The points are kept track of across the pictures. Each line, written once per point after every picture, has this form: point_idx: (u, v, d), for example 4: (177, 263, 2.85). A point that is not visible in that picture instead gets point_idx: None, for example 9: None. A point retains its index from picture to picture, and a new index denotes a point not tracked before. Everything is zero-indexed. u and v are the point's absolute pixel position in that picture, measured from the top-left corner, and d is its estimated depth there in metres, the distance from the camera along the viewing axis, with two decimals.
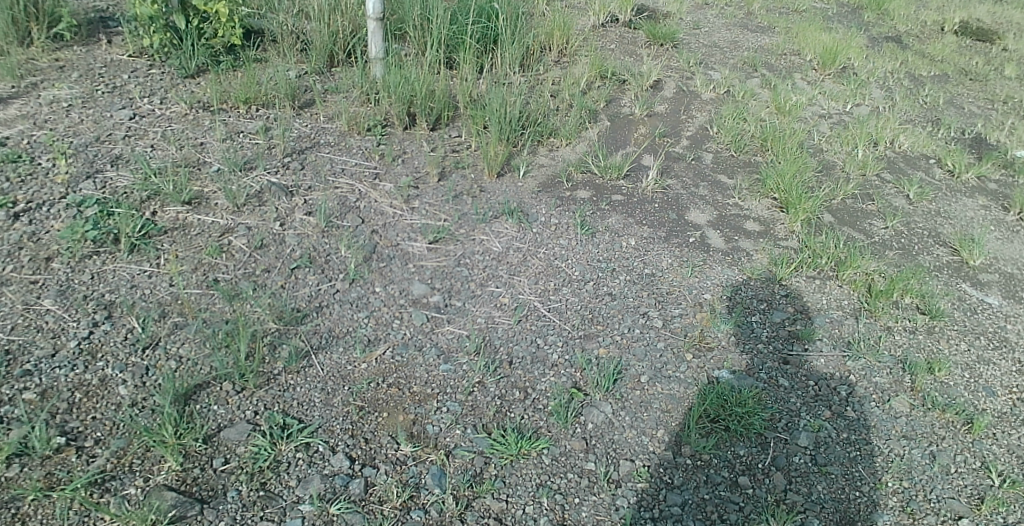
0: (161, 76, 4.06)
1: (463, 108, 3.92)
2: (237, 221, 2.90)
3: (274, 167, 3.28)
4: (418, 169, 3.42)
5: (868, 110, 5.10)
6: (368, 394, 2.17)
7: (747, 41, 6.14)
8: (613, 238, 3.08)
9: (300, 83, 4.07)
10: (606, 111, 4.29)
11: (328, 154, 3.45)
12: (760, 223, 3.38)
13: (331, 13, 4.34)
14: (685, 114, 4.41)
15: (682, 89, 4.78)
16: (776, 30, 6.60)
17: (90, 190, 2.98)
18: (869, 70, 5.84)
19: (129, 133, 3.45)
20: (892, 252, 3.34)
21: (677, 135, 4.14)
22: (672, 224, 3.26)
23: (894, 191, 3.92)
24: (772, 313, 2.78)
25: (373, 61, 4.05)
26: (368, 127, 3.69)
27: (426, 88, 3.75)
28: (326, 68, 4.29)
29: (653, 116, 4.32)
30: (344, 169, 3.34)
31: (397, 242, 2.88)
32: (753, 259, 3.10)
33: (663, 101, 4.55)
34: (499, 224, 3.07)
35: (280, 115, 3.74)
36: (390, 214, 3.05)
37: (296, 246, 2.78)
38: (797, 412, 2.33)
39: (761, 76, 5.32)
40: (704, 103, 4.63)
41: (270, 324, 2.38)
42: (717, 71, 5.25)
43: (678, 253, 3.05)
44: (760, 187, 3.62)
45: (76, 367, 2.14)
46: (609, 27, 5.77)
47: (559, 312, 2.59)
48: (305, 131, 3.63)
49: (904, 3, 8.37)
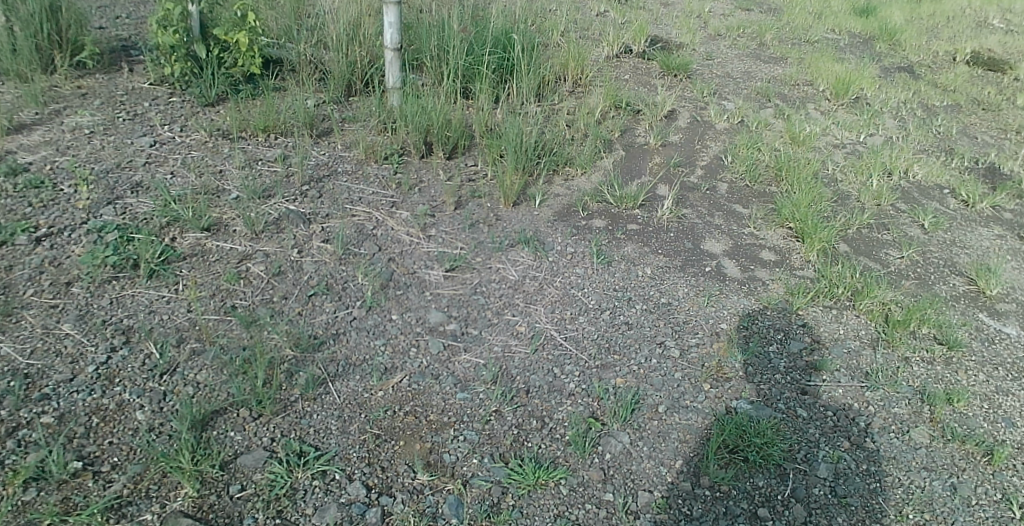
0: (181, 104, 4.15)
1: (479, 138, 3.97)
2: (255, 248, 2.93)
3: (292, 194, 3.31)
4: (435, 198, 3.45)
5: (882, 140, 5.12)
6: (385, 422, 2.16)
7: (760, 71, 6.20)
8: (629, 267, 3.08)
9: (318, 112, 4.13)
10: (619, 141, 4.32)
11: (346, 182, 3.49)
12: (776, 253, 3.37)
13: (349, 43, 4.41)
14: (698, 144, 4.44)
15: (695, 119, 4.82)
16: (788, 61, 6.69)
17: (110, 216, 3.03)
18: (881, 101, 5.88)
19: (150, 160, 3.51)
20: (907, 281, 3.32)
21: (692, 164, 4.16)
22: (688, 254, 3.26)
23: (908, 221, 3.91)
24: (790, 343, 2.75)
25: (391, 90, 4.12)
26: (385, 156, 3.76)
27: (443, 117, 3.81)
28: (344, 97, 4.35)
29: (667, 146, 4.35)
30: (361, 197, 3.37)
31: (414, 269, 2.89)
32: (769, 288, 3.09)
33: (677, 131, 4.59)
34: (515, 252, 3.08)
35: (299, 143, 3.79)
36: (407, 242, 3.07)
37: (314, 274, 2.81)
38: (817, 443, 2.30)
39: (774, 106, 5.36)
40: (717, 133, 4.66)
41: (288, 350, 2.38)
42: (731, 101, 5.29)
43: (694, 282, 3.04)
44: (775, 217, 3.63)
45: (94, 391, 2.15)
46: (624, 58, 5.85)
47: (575, 341, 2.58)
48: (323, 160, 3.67)
49: (915, 34, 8.46)
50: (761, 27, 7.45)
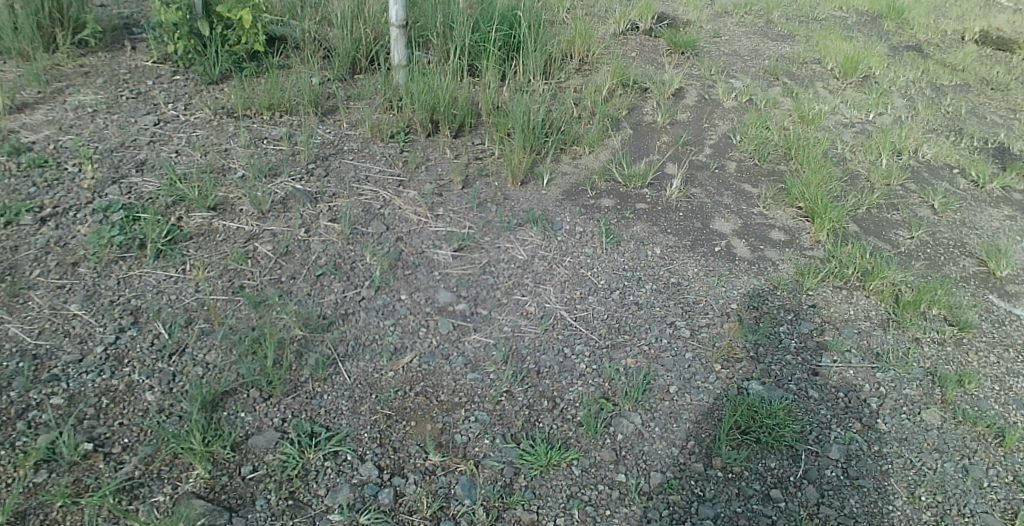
0: (185, 82, 4.11)
1: (486, 116, 3.93)
2: (262, 227, 2.91)
3: (298, 173, 3.28)
4: (442, 177, 3.42)
5: (892, 119, 5.07)
6: (396, 402, 2.15)
7: (768, 49, 6.12)
8: (638, 246, 3.06)
9: (323, 90, 4.09)
10: (627, 120, 4.27)
11: (352, 161, 3.46)
12: (785, 233, 3.35)
13: (353, 19, 4.35)
14: (707, 123, 4.39)
15: (703, 97, 4.76)
16: (795, 39, 6.61)
17: (115, 195, 3.01)
18: (890, 80, 5.82)
19: (154, 139, 3.48)
20: (918, 262, 3.30)
21: (700, 143, 4.12)
22: (697, 233, 3.23)
23: (918, 200, 3.87)
24: (800, 323, 2.73)
25: (396, 67, 4.08)
26: (391, 134, 3.72)
27: (449, 95, 3.77)
28: (349, 75, 4.30)
29: (675, 125, 4.30)
30: (367, 176, 3.34)
31: (422, 249, 2.87)
32: (779, 268, 3.07)
33: (685, 109, 4.54)
34: (524, 232, 3.05)
35: (304, 121, 3.75)
36: (415, 222, 3.05)
37: (321, 253, 2.79)
38: (829, 424, 2.29)
39: (783, 84, 5.30)
40: (726, 111, 4.61)
41: (297, 330, 2.37)
42: (739, 79, 5.23)
43: (704, 262, 3.02)
44: (785, 196, 3.59)
45: (104, 372, 2.14)
46: (630, 35, 5.77)
47: (586, 321, 2.56)
48: (329, 138, 3.64)
49: (923, 12, 8.37)
50: (769, 4, 7.36)
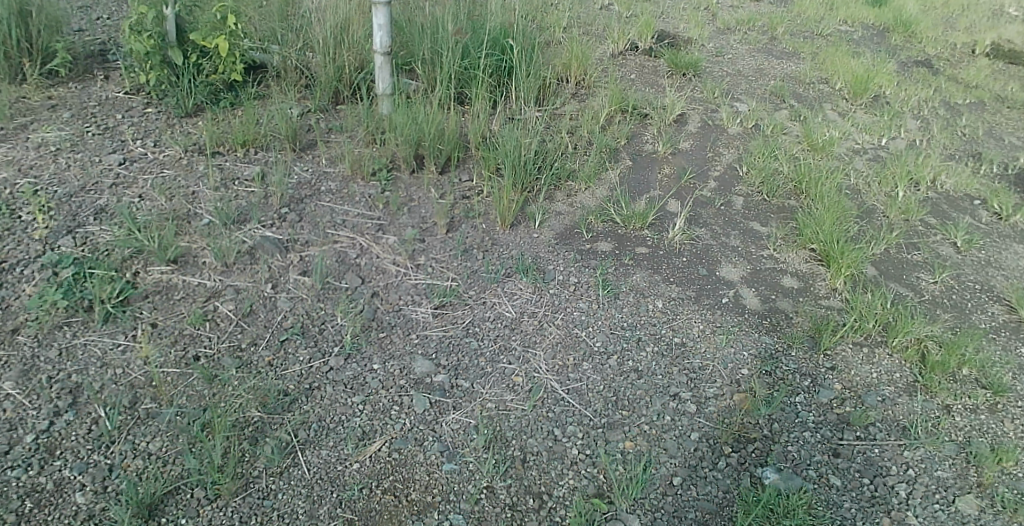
0: (156, 115, 3.88)
1: (474, 149, 3.67)
2: (224, 283, 2.67)
3: (269, 218, 3.03)
4: (425, 220, 3.15)
5: (905, 144, 4.80)
6: (360, 503, 1.89)
7: (774, 67, 5.86)
8: (638, 299, 2.79)
9: (302, 122, 3.85)
10: (626, 149, 4.01)
11: (329, 203, 3.19)
12: (799, 279, 3.10)
13: (335, 44, 4.10)
14: (711, 152, 4.13)
15: (707, 123, 4.50)
16: (801, 56, 6.36)
17: (69, 247, 2.78)
18: (902, 100, 5.56)
19: (117, 182, 3.25)
20: (943, 311, 3.03)
21: (705, 175, 3.85)
22: (702, 282, 2.96)
23: (939, 237, 3.61)
24: (818, 392, 2.49)
25: (381, 96, 3.87)
26: (373, 172, 3.45)
27: (435, 129, 3.51)
28: (330, 105, 4.06)
29: (678, 155, 4.04)
30: (344, 220, 3.08)
31: (400, 306, 2.61)
32: (793, 323, 2.83)
33: (688, 137, 4.28)
34: (512, 283, 2.78)
35: (279, 158, 3.51)
36: (393, 273, 2.78)
37: (287, 313, 2.54)
38: (855, 520, 2.01)
39: (790, 107, 5.04)
40: (731, 138, 4.35)
41: (253, 411, 2.12)
42: (744, 102, 4.97)
43: (710, 317, 2.76)
44: (797, 237, 3.34)
45: (32, 468, 1.90)
46: (629, 55, 5.50)
47: (579, 394, 2.30)
48: (306, 177, 3.39)
49: (931, 25, 8.12)
50: (772, 20, 7.11)
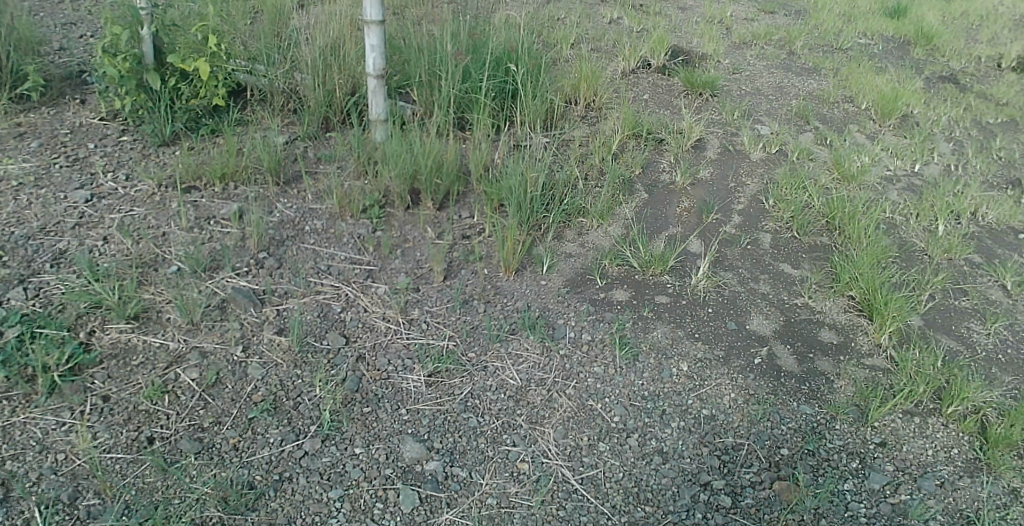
0: (132, 144, 3.58)
1: (476, 181, 3.35)
2: (190, 344, 2.36)
3: (246, 265, 2.72)
4: (420, 263, 2.82)
5: (940, 170, 4.47)
6: None
7: (794, 85, 5.54)
8: (660, 360, 2.46)
9: (288, 153, 3.55)
10: (642, 179, 3.67)
11: (313, 245, 2.88)
12: (838, 333, 2.77)
13: (325, 64, 3.78)
14: (733, 181, 3.80)
15: (727, 147, 4.17)
16: (822, 72, 6.03)
17: (18, 301, 2.47)
18: (931, 120, 5.23)
19: (82, 221, 2.95)
20: (1002, 370, 2.69)
21: (728, 208, 3.52)
22: (731, 339, 2.63)
23: (989, 279, 3.26)
24: (869, 476, 2.17)
25: (375, 122, 3.58)
26: (363, 208, 3.12)
27: (432, 160, 3.18)
28: (320, 132, 3.75)
29: (697, 184, 3.71)
30: (329, 265, 2.76)
31: (388, 373, 2.29)
32: (835, 388, 2.51)
33: (707, 164, 3.95)
34: (517, 343, 2.46)
35: (262, 194, 3.20)
36: (382, 331, 2.46)
37: (260, 382, 2.23)
38: None
39: (814, 129, 4.71)
40: (753, 165, 4.02)
41: (211, 511, 1.81)
42: (765, 124, 4.64)
43: (741, 383, 2.44)
44: (833, 283, 3.01)
45: None
46: (642, 73, 5.14)
47: (594, 485, 1.98)
48: (290, 214, 3.07)
49: (953, 38, 7.79)
50: (790, 33, 6.79)
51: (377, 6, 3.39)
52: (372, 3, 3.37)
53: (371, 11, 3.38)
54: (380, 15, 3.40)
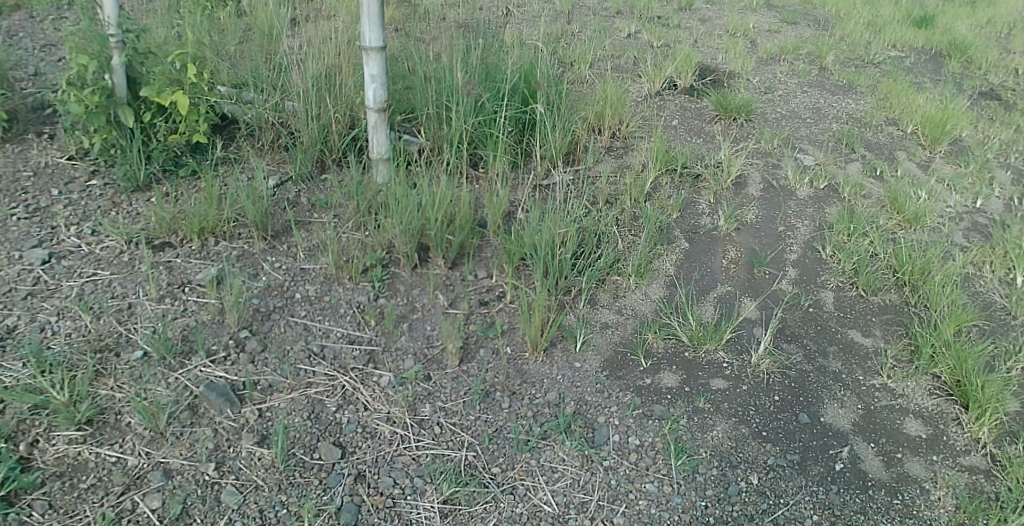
0: (102, 189, 3.16)
1: (492, 233, 2.91)
2: (153, 460, 1.94)
3: (224, 349, 2.29)
4: (430, 341, 2.39)
5: (1004, 204, 4.02)
6: None
7: (831, 106, 5.09)
8: (724, 472, 2.02)
9: (278, 199, 3.12)
10: (680, 224, 3.23)
11: (305, 319, 2.45)
12: (927, 425, 2.34)
13: (319, 95, 3.35)
14: (782, 224, 3.35)
15: (770, 183, 3.72)
16: (858, 90, 5.59)
17: None
18: (984, 145, 4.78)
19: (36, 289, 2.53)
20: None
21: (781, 259, 3.07)
22: (804, 438, 2.19)
23: None
24: None
25: (376, 161, 3.16)
26: (363, 268, 2.68)
27: (442, 211, 2.75)
28: (315, 172, 3.32)
29: (743, 230, 3.26)
30: (323, 347, 2.33)
31: (394, 500, 1.85)
32: (934, 501, 2.07)
33: (751, 203, 3.50)
34: (549, 452, 2.02)
35: (246, 252, 2.77)
36: (386, 437, 2.03)
37: (235, 515, 1.80)
38: None
39: (861, 158, 4.26)
40: (802, 204, 3.57)
41: None
42: (807, 152, 4.19)
43: (824, 500, 2.00)
44: (914, 359, 2.58)
45: None
46: (668, 95, 4.71)
47: None
48: (278, 278, 2.64)
49: (989, 49, 7.34)
50: (820, 46, 6.35)
51: (377, 31, 2.97)
52: (371, 28, 2.95)
53: (371, 37, 2.96)
54: (380, 41, 2.98)
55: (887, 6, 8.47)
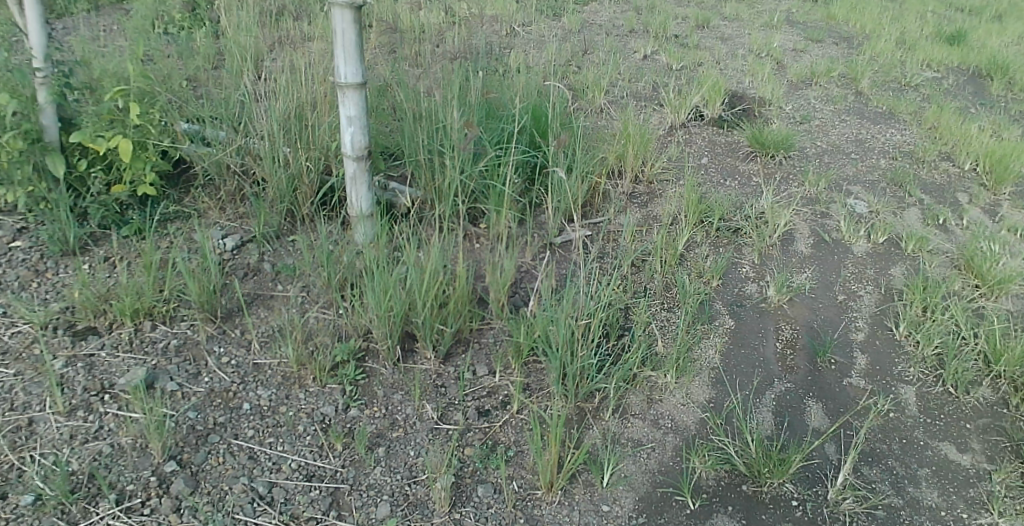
0: (27, 250, 2.63)
1: (493, 315, 2.37)
2: None
3: (143, 492, 1.76)
4: (413, 474, 1.85)
5: None
6: None
7: (875, 137, 4.54)
8: None
9: (236, 270, 2.59)
10: (722, 294, 2.68)
11: (253, 442, 1.91)
12: None
13: (289, 141, 2.83)
14: (843, 292, 2.80)
15: (821, 237, 3.17)
16: (901, 117, 5.03)
17: None
18: None
19: None
20: None
21: (847, 342, 2.52)
22: None
23: None
24: None
25: (357, 217, 2.63)
26: (333, 365, 2.14)
27: (432, 293, 2.21)
28: (283, 232, 2.79)
29: (797, 300, 2.71)
30: (272, 487, 1.79)
31: None
32: None
33: (802, 264, 2.95)
34: None
35: (189, 345, 2.24)
36: None
37: None
38: None
39: (919, 201, 3.70)
40: (860, 264, 3.01)
41: None
42: (858, 196, 3.63)
43: None
44: None
45: None
46: (693, 127, 4.16)
47: None
48: (224, 382, 2.11)
49: None
50: (853, 67, 5.79)
51: (354, 65, 2.43)
52: (347, 62, 2.41)
53: (346, 73, 2.42)
54: (359, 76, 2.45)
55: (914, 20, 7.94)
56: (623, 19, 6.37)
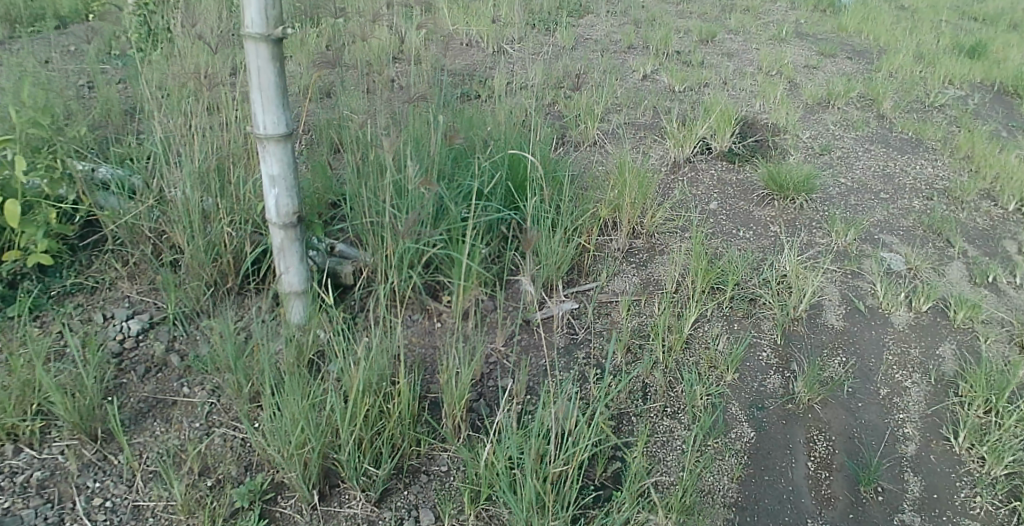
0: None
1: (447, 433, 1.86)
2: None
3: None
4: None
5: None
6: None
7: (904, 170, 4.02)
8: None
9: (135, 364, 2.09)
10: (738, 391, 2.17)
11: None
12: None
13: (210, 200, 2.33)
14: (886, 385, 2.29)
15: (853, 306, 2.66)
16: (930, 144, 4.51)
17: None
18: None
19: None
20: None
21: (895, 461, 2.01)
22: None
23: None
24: None
25: (286, 296, 2.12)
26: (232, 516, 1.65)
27: (362, 415, 1.71)
28: (202, 311, 2.29)
29: (830, 399, 2.20)
30: None
31: None
32: None
33: (834, 345, 2.44)
34: None
35: (54, 479, 1.74)
36: None
37: None
38: None
39: (963, 251, 3.17)
40: (904, 342, 2.50)
41: None
42: (892, 247, 3.11)
43: None
44: None
45: None
46: (700, 162, 3.66)
47: None
48: None
49: None
50: (873, 86, 5.28)
51: (276, 112, 1.89)
52: (266, 108, 1.87)
53: (266, 122, 1.89)
54: (282, 126, 1.91)
55: (931, 31, 7.43)
56: (620, 34, 5.87)
